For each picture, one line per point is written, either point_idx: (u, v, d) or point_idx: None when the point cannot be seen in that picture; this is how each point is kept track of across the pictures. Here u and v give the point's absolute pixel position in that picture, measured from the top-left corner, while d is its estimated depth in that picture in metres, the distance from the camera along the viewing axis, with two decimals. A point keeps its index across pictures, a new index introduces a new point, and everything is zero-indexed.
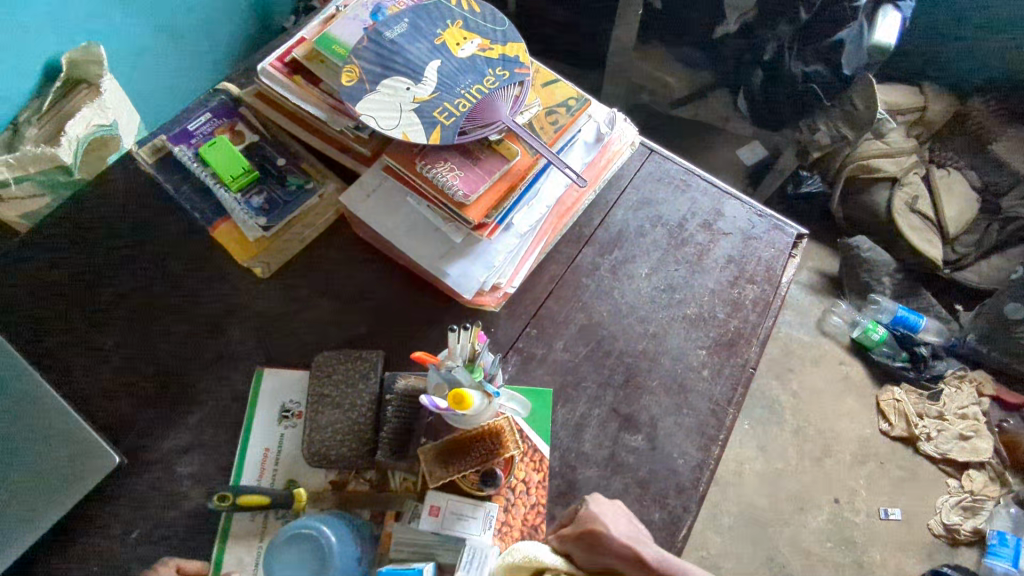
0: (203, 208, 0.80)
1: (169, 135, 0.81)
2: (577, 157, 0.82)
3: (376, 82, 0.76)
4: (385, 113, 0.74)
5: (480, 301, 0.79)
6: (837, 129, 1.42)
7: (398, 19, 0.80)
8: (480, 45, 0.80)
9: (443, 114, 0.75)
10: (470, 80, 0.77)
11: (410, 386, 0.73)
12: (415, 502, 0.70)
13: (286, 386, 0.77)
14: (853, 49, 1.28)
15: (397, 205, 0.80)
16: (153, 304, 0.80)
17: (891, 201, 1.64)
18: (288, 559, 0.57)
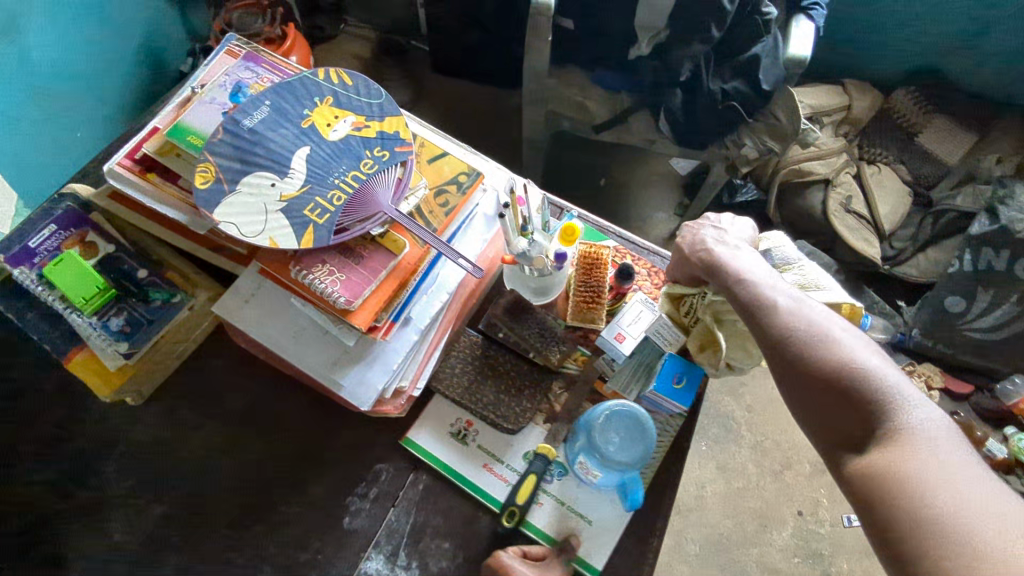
0: (54, 338, 0.69)
1: (6, 254, 0.70)
2: (477, 235, 0.75)
3: (236, 181, 0.67)
4: (249, 218, 0.65)
5: (383, 409, 0.71)
6: (763, 141, 1.35)
7: (259, 101, 0.71)
8: (355, 124, 0.72)
9: (315, 210, 0.66)
10: (346, 166, 0.69)
11: (508, 298, 0.75)
12: (602, 353, 0.75)
13: (432, 418, 0.73)
14: (769, 62, 1.23)
15: (279, 309, 0.72)
16: (9, 453, 0.70)
17: (826, 203, 1.61)
18: (613, 442, 0.67)
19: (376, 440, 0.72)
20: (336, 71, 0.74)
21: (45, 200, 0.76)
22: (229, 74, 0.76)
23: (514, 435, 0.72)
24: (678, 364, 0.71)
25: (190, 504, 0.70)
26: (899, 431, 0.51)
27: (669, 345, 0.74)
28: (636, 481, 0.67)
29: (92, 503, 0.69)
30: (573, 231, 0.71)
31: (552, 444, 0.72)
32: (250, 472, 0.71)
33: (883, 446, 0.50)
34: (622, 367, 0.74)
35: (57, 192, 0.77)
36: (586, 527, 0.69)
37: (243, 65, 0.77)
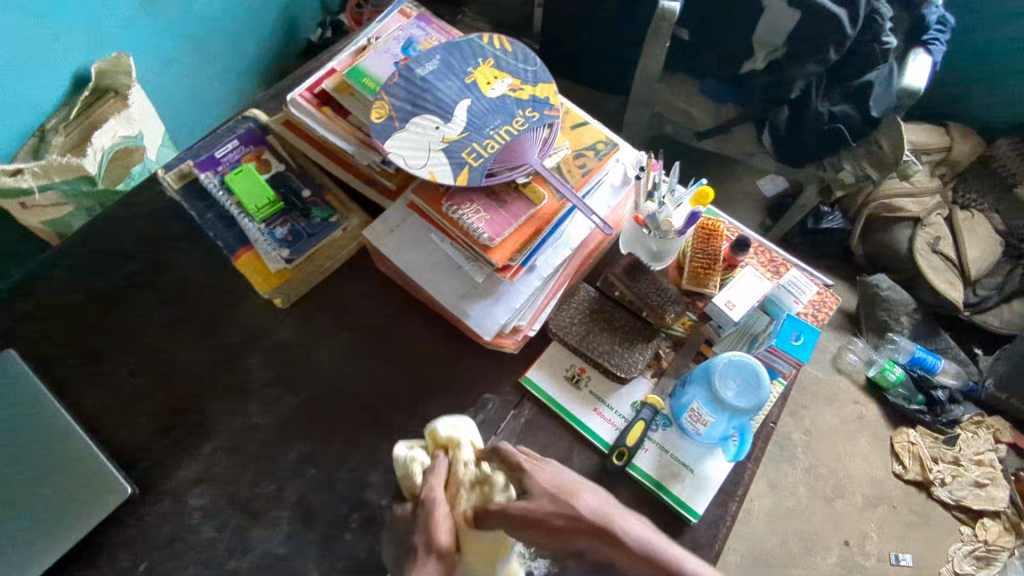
0: (227, 237, 0.79)
1: (196, 160, 0.82)
2: (603, 200, 0.81)
3: (405, 120, 0.75)
4: (414, 152, 0.74)
5: (499, 343, 0.79)
6: (861, 167, 1.39)
7: (430, 55, 0.80)
8: (511, 86, 0.80)
9: (471, 154, 0.75)
10: (500, 120, 0.77)
11: (627, 260, 0.83)
12: (710, 320, 0.82)
13: (550, 365, 0.80)
14: (882, 90, 1.28)
15: (420, 240, 0.79)
16: (169, 331, 0.79)
17: (914, 240, 1.63)
18: (731, 390, 0.70)
19: (487, 371, 0.80)
20: (499, 39, 0.83)
21: (229, 119, 0.87)
22: (403, 30, 0.85)
23: (623, 383, 0.80)
24: (798, 324, 0.79)
25: (320, 400, 0.77)
26: None
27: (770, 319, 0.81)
28: (743, 425, 0.73)
29: (234, 386, 0.77)
30: (707, 193, 0.75)
31: (659, 396, 0.79)
32: (375, 381, 0.79)
33: None
34: (727, 333, 0.81)
35: (240, 115, 0.88)
36: (687, 472, 0.75)
37: (415, 24, 0.86)
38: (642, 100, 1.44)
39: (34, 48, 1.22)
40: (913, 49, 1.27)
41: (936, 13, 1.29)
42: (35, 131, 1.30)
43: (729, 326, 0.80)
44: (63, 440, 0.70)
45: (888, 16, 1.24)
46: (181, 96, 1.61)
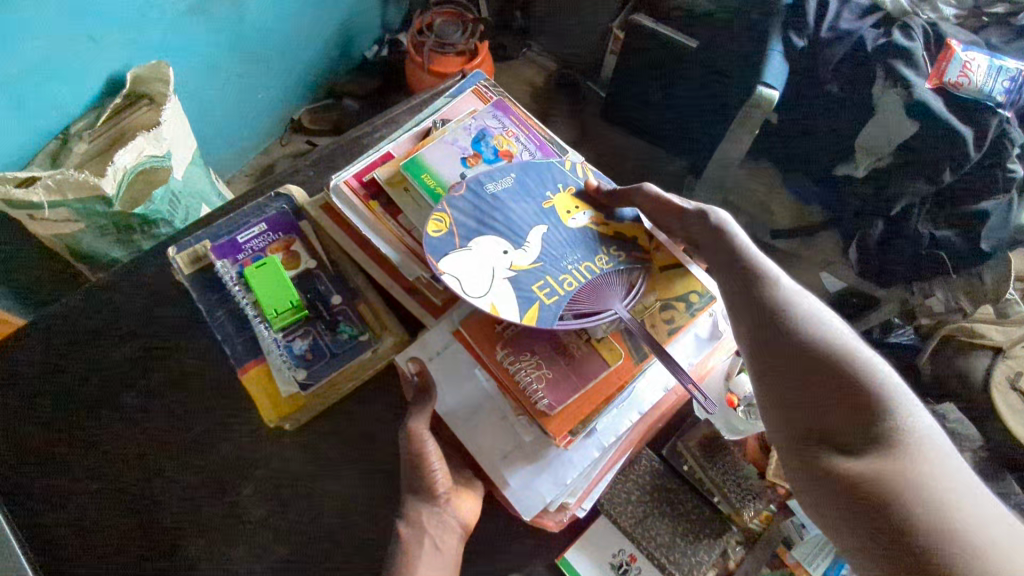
0: (236, 343, 0.67)
1: (214, 244, 0.70)
2: (684, 352, 0.67)
3: (468, 238, 0.62)
4: (475, 278, 0.60)
5: (542, 521, 0.65)
6: (954, 298, 1.21)
7: (502, 168, 0.68)
8: (592, 218, 0.67)
9: (543, 289, 0.61)
10: (580, 255, 0.64)
11: (701, 434, 0.71)
12: (791, 515, 0.70)
13: (595, 545, 0.68)
14: (999, 221, 1.11)
15: (463, 378, 0.66)
16: (153, 440, 0.67)
17: (991, 373, 1.42)
18: None
19: (518, 544, 0.67)
20: (582, 169, 0.71)
21: (261, 196, 0.75)
22: (475, 118, 0.73)
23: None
24: None
25: (311, 557, 0.63)
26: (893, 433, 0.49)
27: None
28: None
29: (215, 523, 0.64)
30: None
31: None
32: (380, 541, 0.64)
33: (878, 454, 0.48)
34: (810, 536, 0.69)
35: (274, 191, 0.76)
36: None
37: (491, 112, 0.74)
38: (716, 183, 1.29)
39: (70, 52, 1.13)
40: None
41: None
42: (58, 134, 1.19)
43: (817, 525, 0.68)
44: None
45: (1020, 142, 1.08)
46: (220, 107, 1.51)
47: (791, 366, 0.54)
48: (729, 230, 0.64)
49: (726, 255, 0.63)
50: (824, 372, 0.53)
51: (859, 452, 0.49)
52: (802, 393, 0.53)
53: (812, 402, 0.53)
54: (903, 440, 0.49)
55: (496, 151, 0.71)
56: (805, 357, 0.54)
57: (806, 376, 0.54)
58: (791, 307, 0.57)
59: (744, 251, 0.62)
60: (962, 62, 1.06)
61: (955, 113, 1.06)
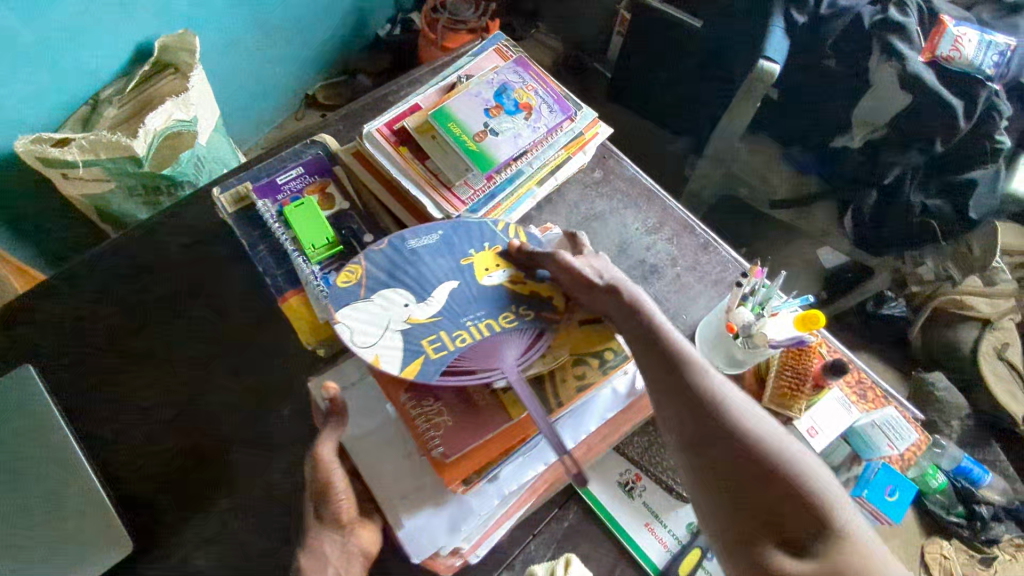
0: (277, 275, 0.73)
1: (255, 184, 0.76)
2: (599, 407, 0.69)
3: (376, 287, 0.64)
4: (366, 329, 0.61)
5: (433, 563, 0.64)
6: (945, 267, 1.32)
7: (433, 226, 0.70)
8: (508, 278, 0.67)
9: (430, 344, 0.61)
10: (483, 312, 0.64)
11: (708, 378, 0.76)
12: None
13: (604, 468, 0.75)
14: (985, 192, 1.19)
15: (376, 408, 0.67)
16: (199, 365, 0.73)
17: (978, 343, 1.54)
18: None
19: None
20: (518, 229, 0.71)
21: (296, 144, 0.81)
22: (497, 74, 0.79)
23: (684, 503, 0.73)
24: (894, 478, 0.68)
25: None
26: (835, 526, 0.52)
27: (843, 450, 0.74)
28: None
29: (258, 437, 0.70)
30: (817, 318, 0.66)
31: None
32: None
33: (826, 552, 0.51)
34: None
35: (308, 140, 0.82)
36: None
37: (512, 68, 0.80)
38: (718, 157, 1.35)
39: (101, 19, 1.16)
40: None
41: None
42: (88, 99, 1.23)
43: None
44: (72, 477, 0.64)
45: (1007, 114, 1.14)
46: (238, 79, 1.54)
47: (730, 460, 0.55)
48: (642, 304, 0.62)
49: (641, 341, 0.61)
50: (756, 464, 0.54)
51: (804, 547, 0.52)
52: (740, 489, 0.54)
53: (752, 500, 0.54)
54: (841, 531, 0.52)
55: (517, 103, 0.77)
56: (744, 454, 0.55)
57: (743, 475, 0.54)
58: (722, 399, 0.57)
59: (662, 330, 0.60)
60: (954, 37, 1.11)
61: (947, 85, 1.12)
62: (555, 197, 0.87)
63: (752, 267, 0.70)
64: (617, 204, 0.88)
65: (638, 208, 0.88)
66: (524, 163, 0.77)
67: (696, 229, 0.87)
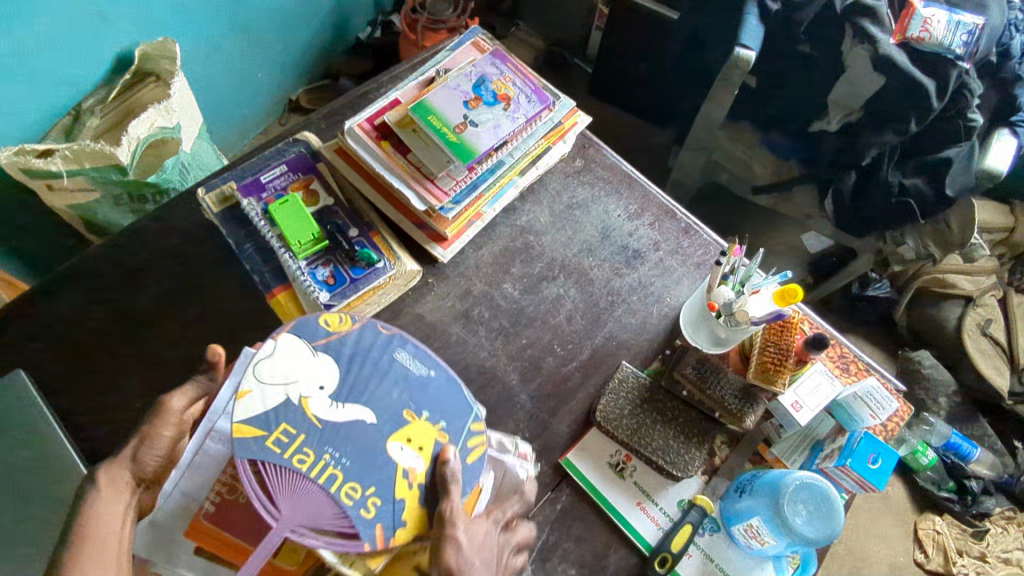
0: (264, 272, 0.74)
1: (240, 184, 0.76)
2: None
3: (332, 352, 0.58)
4: (273, 370, 0.55)
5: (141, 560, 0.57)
6: (924, 245, 1.34)
7: (431, 368, 0.61)
8: (412, 469, 0.54)
9: (279, 435, 0.52)
10: (352, 464, 0.52)
11: (695, 358, 0.76)
12: (770, 418, 0.77)
13: (593, 450, 0.74)
14: (960, 169, 1.20)
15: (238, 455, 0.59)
16: (192, 364, 0.74)
17: (963, 320, 1.56)
18: (800, 516, 0.64)
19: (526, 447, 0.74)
20: (477, 450, 0.59)
21: (279, 142, 0.82)
22: (475, 67, 0.80)
23: (674, 483, 0.74)
24: (877, 445, 0.69)
25: None
26: None
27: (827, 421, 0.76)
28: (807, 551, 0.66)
29: None
30: (795, 292, 0.66)
31: (708, 497, 0.73)
32: None
33: None
34: (787, 434, 0.75)
35: (290, 138, 0.82)
36: None
37: (490, 61, 0.81)
38: (700, 145, 1.37)
39: (82, 29, 1.16)
40: (998, 129, 1.20)
41: None
42: (69, 109, 1.23)
43: (794, 428, 0.74)
44: (68, 479, 0.64)
45: (978, 92, 1.16)
46: (220, 85, 1.54)
47: None
48: None
49: None
50: None
51: None
52: None
53: None
54: None
55: (495, 94, 0.78)
56: None
57: None
58: None
59: None
60: (923, 18, 1.13)
61: (920, 66, 1.14)
62: (538, 187, 0.88)
63: (729, 245, 0.71)
64: (599, 192, 0.89)
65: (620, 195, 0.90)
66: (504, 153, 0.78)
67: (676, 214, 0.89)
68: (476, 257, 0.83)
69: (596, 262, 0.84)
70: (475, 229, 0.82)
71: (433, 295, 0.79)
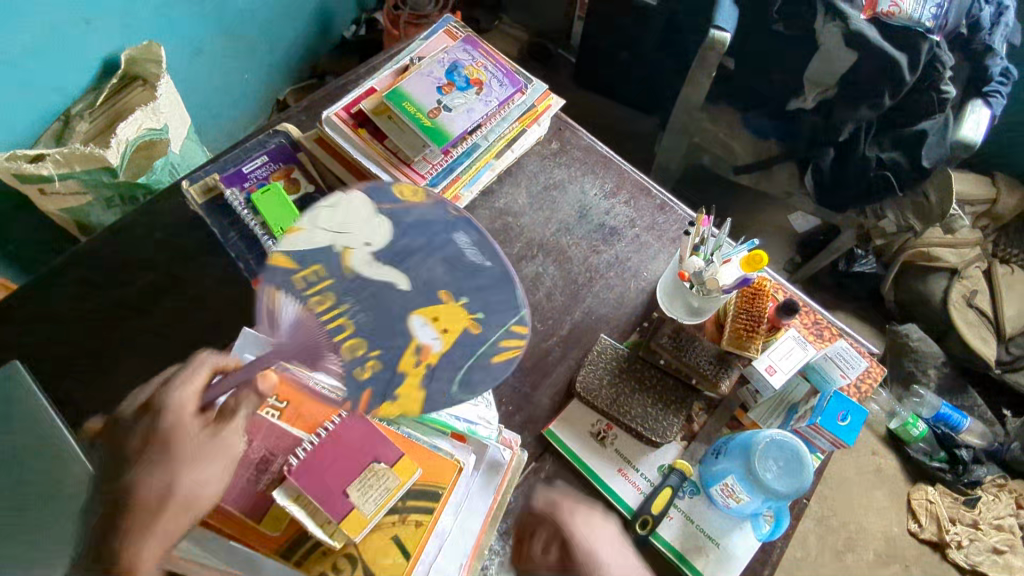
0: (249, 259, 0.76)
1: (223, 175, 0.79)
2: None
3: (394, 216, 0.59)
4: (333, 221, 0.58)
5: None
6: (905, 217, 1.37)
7: (488, 258, 0.58)
8: (427, 348, 0.53)
9: (308, 274, 0.56)
10: (365, 321, 0.54)
11: (672, 328, 0.78)
12: (746, 384, 0.79)
13: (575, 421, 0.76)
14: (935, 140, 1.22)
15: None
16: (183, 351, 0.76)
17: (948, 292, 1.57)
18: (771, 471, 0.66)
19: (508, 420, 0.76)
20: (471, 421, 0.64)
21: (260, 134, 0.84)
22: (447, 54, 0.82)
23: (655, 448, 0.76)
24: (847, 404, 0.71)
25: None
26: None
27: (800, 386, 0.78)
28: (781, 506, 0.69)
29: None
30: (761, 258, 0.69)
31: (687, 461, 0.76)
32: None
33: None
34: (765, 398, 0.78)
35: (271, 130, 0.85)
36: (714, 550, 0.71)
37: (462, 47, 0.83)
38: (681, 128, 1.38)
39: (69, 35, 1.18)
40: (971, 99, 1.23)
41: (1000, 64, 1.22)
42: (58, 116, 1.25)
43: (768, 392, 0.76)
44: (65, 464, 0.66)
45: (950, 64, 1.18)
46: (208, 87, 1.56)
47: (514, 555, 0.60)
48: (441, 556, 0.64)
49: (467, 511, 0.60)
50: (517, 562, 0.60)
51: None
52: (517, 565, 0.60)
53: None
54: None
55: (468, 79, 0.80)
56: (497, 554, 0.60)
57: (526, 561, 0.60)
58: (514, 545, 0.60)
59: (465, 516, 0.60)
60: None
61: (891, 40, 1.15)
62: (515, 169, 0.90)
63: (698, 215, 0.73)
64: (575, 172, 0.91)
65: (596, 175, 0.92)
66: (478, 136, 0.81)
67: (651, 191, 0.91)
68: None
69: (574, 240, 0.87)
70: None
71: None
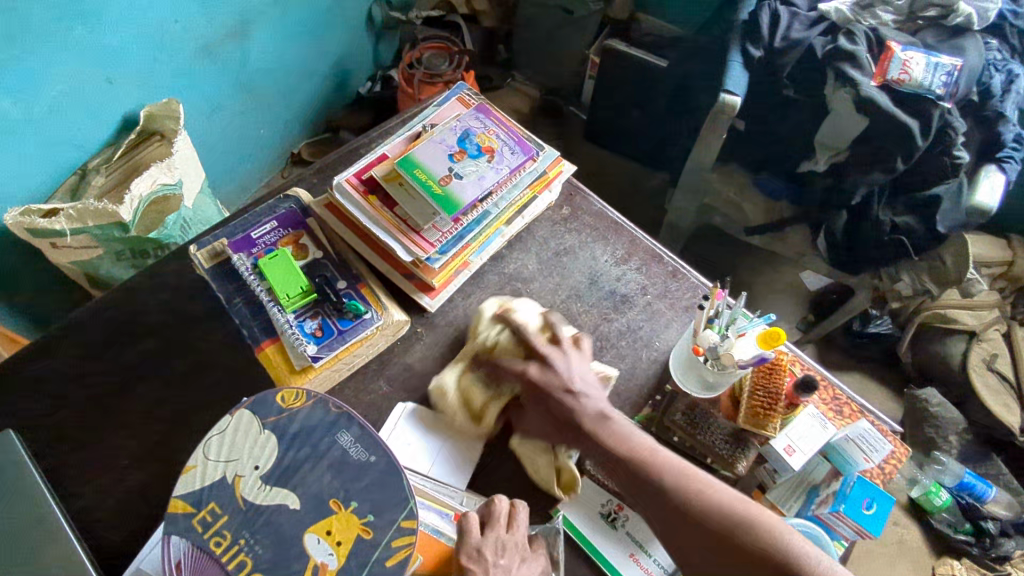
0: (253, 326, 0.74)
1: (231, 240, 0.78)
2: None
3: (279, 432, 0.62)
4: (235, 446, 0.61)
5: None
6: (921, 280, 1.34)
7: (373, 453, 0.62)
8: (325, 564, 0.56)
9: (205, 514, 0.57)
10: (264, 554, 0.56)
11: (686, 402, 0.76)
12: (764, 463, 0.75)
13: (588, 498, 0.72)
14: (951, 206, 1.21)
15: None
16: (183, 418, 0.74)
17: (967, 355, 1.54)
18: None
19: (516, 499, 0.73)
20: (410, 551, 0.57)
21: (272, 198, 0.84)
22: (459, 121, 0.83)
23: None
24: (872, 490, 0.68)
25: None
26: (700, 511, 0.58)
27: (821, 467, 0.74)
28: None
29: None
30: (778, 335, 0.65)
31: None
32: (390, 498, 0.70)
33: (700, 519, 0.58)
34: (783, 478, 0.74)
35: (283, 194, 0.85)
36: None
37: (474, 115, 0.84)
38: (692, 188, 1.38)
39: (87, 91, 1.19)
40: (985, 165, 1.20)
41: (1013, 130, 1.21)
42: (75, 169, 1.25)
43: (788, 472, 0.72)
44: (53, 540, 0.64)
45: (963, 131, 1.17)
46: (225, 140, 1.57)
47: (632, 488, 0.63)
48: None
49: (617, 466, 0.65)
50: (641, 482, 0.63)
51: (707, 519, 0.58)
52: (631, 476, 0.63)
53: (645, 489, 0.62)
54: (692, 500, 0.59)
55: (479, 147, 0.80)
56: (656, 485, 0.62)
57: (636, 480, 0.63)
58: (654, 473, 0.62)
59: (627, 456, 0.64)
60: (901, 61, 1.15)
61: (902, 107, 1.15)
62: (525, 235, 0.90)
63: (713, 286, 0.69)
64: (586, 238, 0.91)
65: (606, 240, 0.91)
66: (489, 204, 0.80)
67: (663, 257, 0.90)
68: (465, 306, 0.83)
69: (584, 307, 0.85)
70: (464, 277, 0.84)
71: (422, 344, 0.80)
